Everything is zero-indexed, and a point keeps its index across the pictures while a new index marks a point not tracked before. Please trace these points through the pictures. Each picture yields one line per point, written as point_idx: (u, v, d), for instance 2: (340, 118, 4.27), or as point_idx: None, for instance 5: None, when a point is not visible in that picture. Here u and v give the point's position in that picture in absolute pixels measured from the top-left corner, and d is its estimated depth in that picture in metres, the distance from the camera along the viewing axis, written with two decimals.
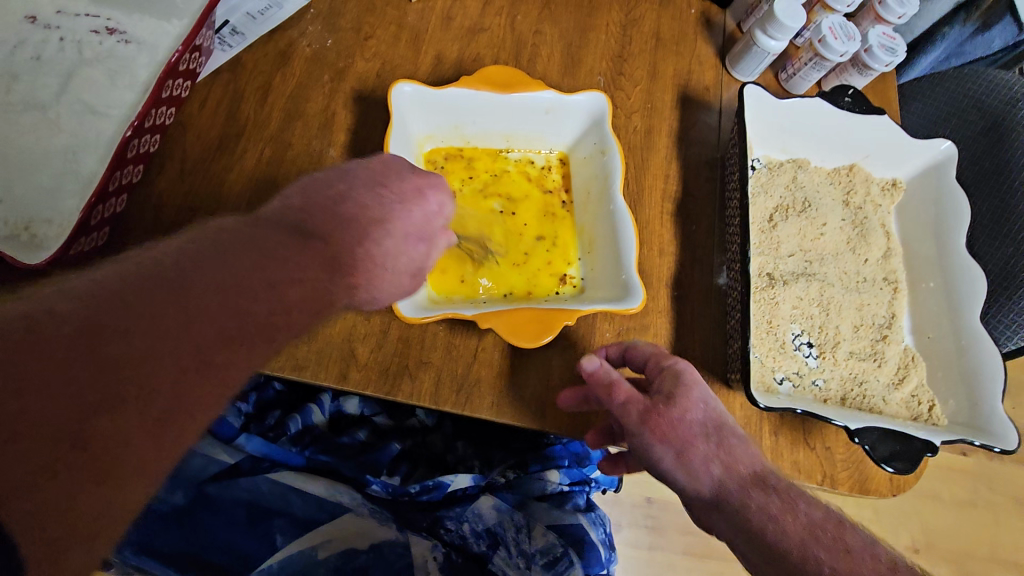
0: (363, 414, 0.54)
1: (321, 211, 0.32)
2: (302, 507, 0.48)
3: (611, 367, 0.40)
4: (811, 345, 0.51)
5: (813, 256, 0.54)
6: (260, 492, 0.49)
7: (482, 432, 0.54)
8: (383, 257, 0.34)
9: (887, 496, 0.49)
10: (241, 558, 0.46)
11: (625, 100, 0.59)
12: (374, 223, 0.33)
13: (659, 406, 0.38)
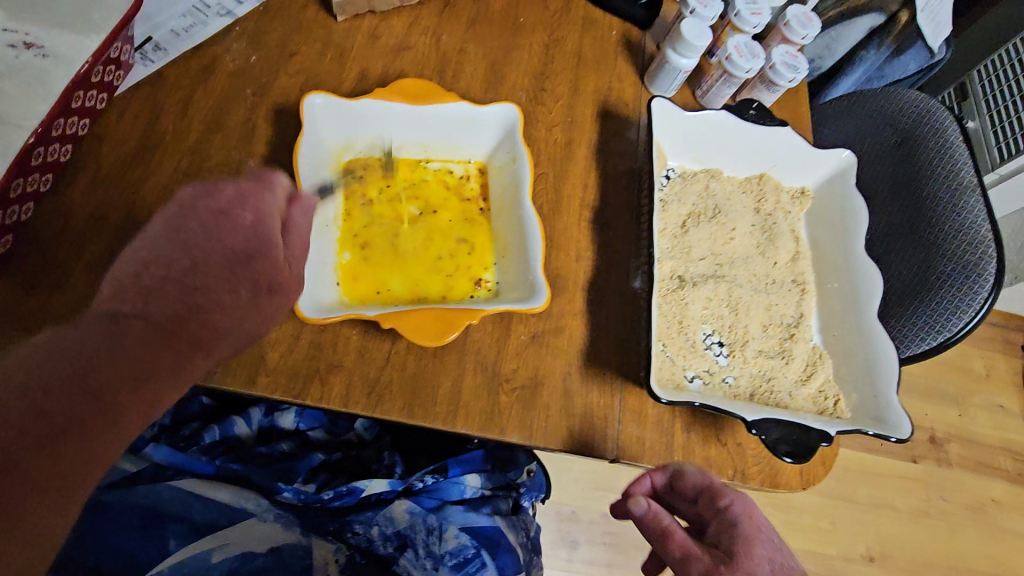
0: (297, 428, 0.56)
1: (169, 274, 0.33)
2: (201, 511, 0.45)
3: (657, 511, 0.42)
4: (721, 344, 0.53)
5: (723, 260, 0.56)
6: (160, 498, 0.45)
7: (411, 442, 0.56)
8: (241, 288, 0.35)
9: (797, 490, 0.50)
10: (127, 562, 0.42)
11: (545, 113, 0.61)
12: (226, 264, 0.35)
13: (722, 566, 0.39)
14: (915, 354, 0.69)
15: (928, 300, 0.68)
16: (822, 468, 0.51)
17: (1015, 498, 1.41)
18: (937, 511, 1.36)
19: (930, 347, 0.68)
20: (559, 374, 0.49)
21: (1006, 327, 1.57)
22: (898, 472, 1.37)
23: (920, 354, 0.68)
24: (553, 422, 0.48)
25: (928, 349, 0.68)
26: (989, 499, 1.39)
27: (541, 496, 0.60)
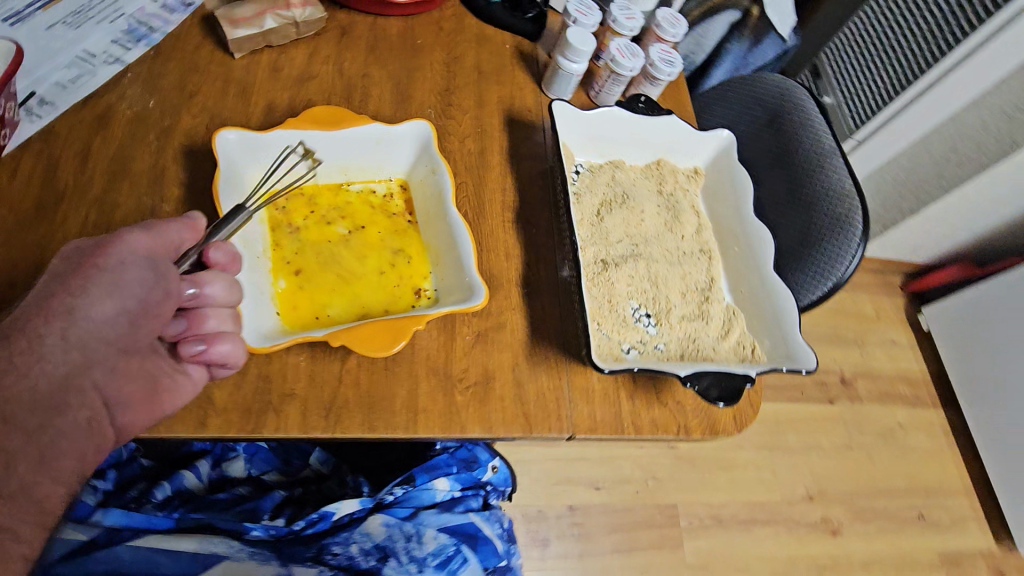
0: (250, 475, 0.58)
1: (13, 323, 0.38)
2: (171, 565, 0.41)
3: None
4: (649, 315, 0.58)
5: (637, 240, 0.62)
6: (120, 561, 0.41)
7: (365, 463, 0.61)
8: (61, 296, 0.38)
9: (734, 434, 0.55)
10: None
11: (456, 126, 0.65)
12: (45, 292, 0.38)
13: None
14: (816, 300, 0.77)
15: (818, 250, 0.78)
16: (750, 408, 0.57)
17: (916, 419, 1.60)
18: (857, 442, 1.52)
19: (827, 290, 0.76)
20: (507, 366, 0.52)
21: (884, 271, 1.81)
22: (819, 414, 1.53)
23: (820, 298, 0.76)
24: (509, 411, 0.50)
25: (826, 292, 0.76)
26: (896, 423, 1.58)
27: (510, 487, 0.62)
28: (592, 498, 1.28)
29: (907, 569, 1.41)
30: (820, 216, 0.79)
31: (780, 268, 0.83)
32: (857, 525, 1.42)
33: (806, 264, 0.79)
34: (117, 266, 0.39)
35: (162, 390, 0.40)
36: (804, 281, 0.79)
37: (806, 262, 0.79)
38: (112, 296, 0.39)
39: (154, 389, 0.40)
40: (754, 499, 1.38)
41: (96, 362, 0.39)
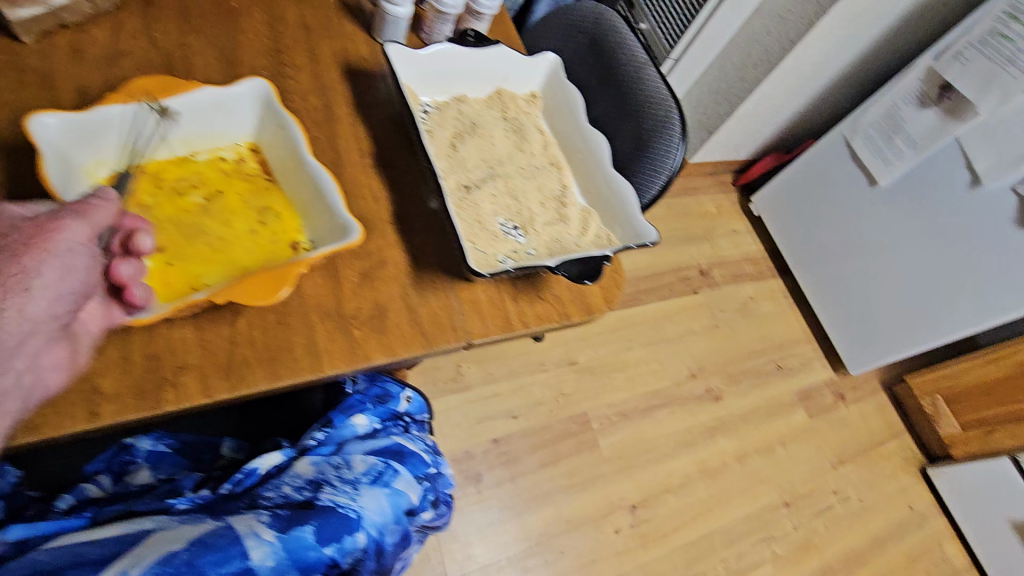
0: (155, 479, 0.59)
1: None
2: (97, 549, 0.39)
3: None
4: (516, 227, 0.64)
5: (492, 162, 0.68)
6: (37, 562, 0.38)
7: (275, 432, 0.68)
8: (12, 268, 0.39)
9: (605, 310, 0.65)
10: None
11: (295, 85, 0.65)
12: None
13: None
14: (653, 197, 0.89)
15: (648, 155, 0.90)
16: (619, 290, 0.67)
17: (763, 290, 1.95)
18: (721, 320, 1.81)
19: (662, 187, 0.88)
20: (397, 297, 0.56)
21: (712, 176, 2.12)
22: (689, 303, 1.79)
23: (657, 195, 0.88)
24: (407, 333, 0.55)
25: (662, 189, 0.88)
26: (748, 297, 1.91)
27: (427, 414, 0.67)
28: (511, 426, 1.37)
29: (775, 411, 1.70)
30: (645, 121, 0.92)
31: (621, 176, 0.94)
32: (732, 388, 1.68)
33: (641, 169, 0.91)
34: (66, 253, 0.41)
35: (82, 354, 0.42)
36: (642, 184, 0.91)
37: (640, 166, 0.91)
38: (63, 277, 0.40)
39: (76, 352, 0.42)
40: (650, 390, 1.57)
41: (39, 333, 0.40)
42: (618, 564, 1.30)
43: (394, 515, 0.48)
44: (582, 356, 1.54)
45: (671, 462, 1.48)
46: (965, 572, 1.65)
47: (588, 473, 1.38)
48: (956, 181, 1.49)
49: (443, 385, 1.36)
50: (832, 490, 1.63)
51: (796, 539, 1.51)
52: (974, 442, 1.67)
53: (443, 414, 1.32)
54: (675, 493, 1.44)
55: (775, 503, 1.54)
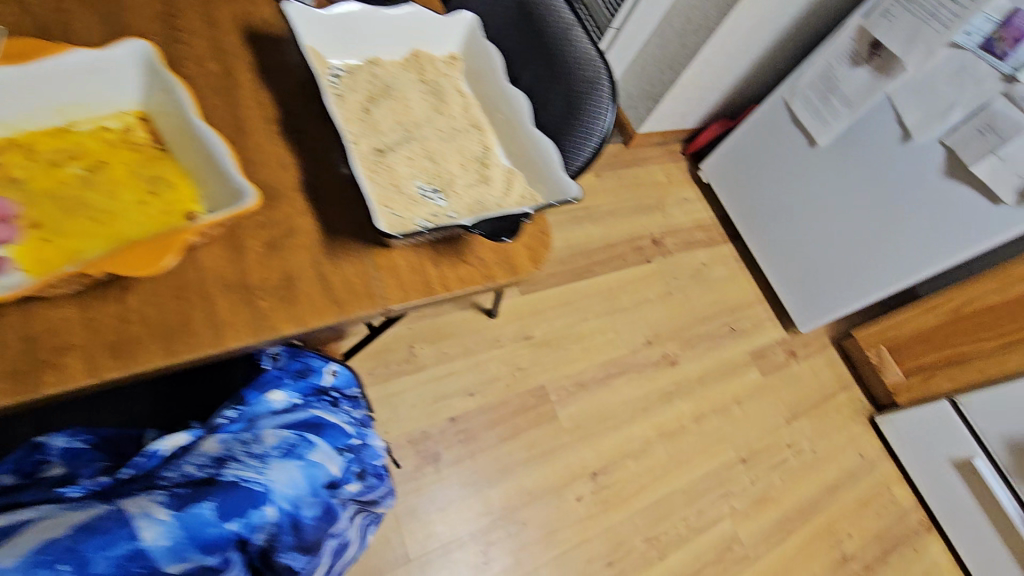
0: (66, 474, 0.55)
1: None
2: None
3: None
4: (435, 190, 0.62)
5: (408, 125, 0.65)
6: None
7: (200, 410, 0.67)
8: None
9: (532, 271, 0.64)
10: None
11: (190, 51, 0.61)
12: None
13: None
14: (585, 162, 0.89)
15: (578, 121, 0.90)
16: (547, 250, 0.66)
17: (714, 255, 1.98)
18: (674, 287, 1.83)
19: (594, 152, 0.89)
20: (308, 265, 0.54)
21: (659, 146, 2.14)
22: (643, 272, 1.81)
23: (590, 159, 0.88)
24: (319, 302, 0.53)
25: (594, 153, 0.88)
26: (700, 263, 1.94)
27: (353, 388, 0.65)
28: (468, 403, 1.36)
29: (730, 372, 1.74)
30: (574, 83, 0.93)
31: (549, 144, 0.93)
32: (688, 352, 1.71)
33: (571, 135, 0.91)
34: None
35: None
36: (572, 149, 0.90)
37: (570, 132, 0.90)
38: None
39: None
40: (607, 359, 1.58)
41: None
42: (581, 531, 1.32)
43: (310, 487, 0.47)
44: (537, 330, 1.54)
45: (630, 428, 1.50)
46: (912, 512, 1.73)
47: (548, 444, 1.39)
48: (889, 136, 1.52)
49: (397, 366, 1.34)
50: (786, 444, 1.69)
51: (753, 493, 1.55)
52: (916, 387, 1.74)
53: (398, 395, 1.31)
54: (635, 458, 1.46)
55: (731, 460, 1.58)
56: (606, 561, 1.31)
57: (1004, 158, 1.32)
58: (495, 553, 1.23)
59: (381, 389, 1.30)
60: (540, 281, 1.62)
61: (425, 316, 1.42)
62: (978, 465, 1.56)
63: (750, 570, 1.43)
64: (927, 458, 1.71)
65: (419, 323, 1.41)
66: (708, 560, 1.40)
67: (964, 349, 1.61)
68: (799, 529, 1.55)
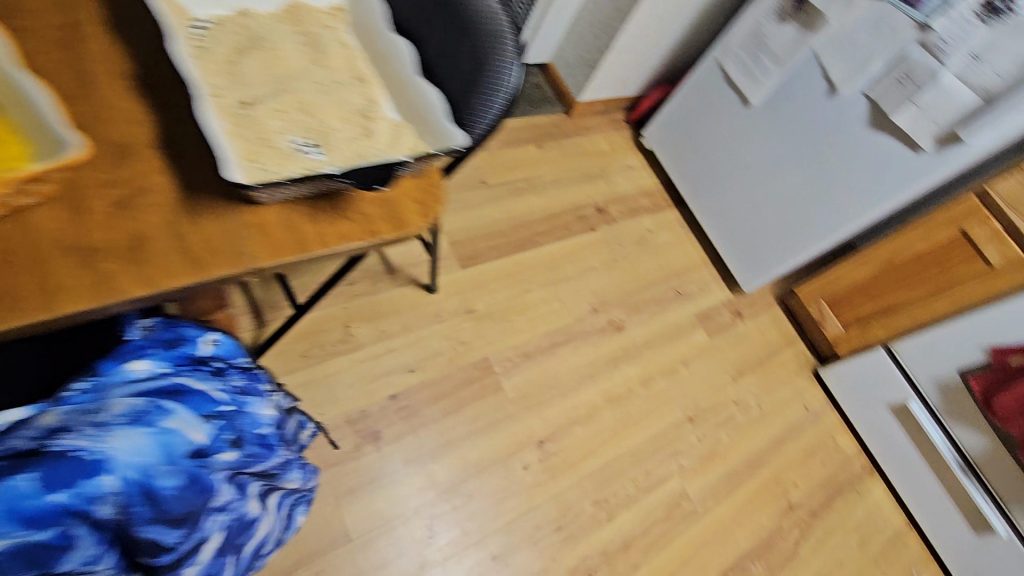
0: None
1: None
2: None
3: None
4: (311, 144, 0.59)
5: (281, 77, 0.62)
6: None
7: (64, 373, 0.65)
8: None
9: (423, 226, 0.62)
10: None
11: (27, 4, 0.56)
12: None
13: None
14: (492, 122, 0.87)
15: (479, 82, 0.88)
16: (440, 206, 0.64)
17: (659, 221, 1.99)
18: (620, 254, 1.83)
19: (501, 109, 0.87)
20: (162, 224, 0.50)
21: (601, 115, 2.13)
22: (587, 241, 1.80)
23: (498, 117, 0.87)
24: (173, 261, 0.49)
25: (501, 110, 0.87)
26: (645, 229, 1.94)
27: (236, 357, 0.66)
28: (409, 380, 1.34)
29: (676, 334, 1.76)
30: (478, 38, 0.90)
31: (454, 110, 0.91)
32: (634, 317, 1.72)
33: (473, 97, 0.89)
34: None
35: None
36: (478, 110, 0.88)
37: (472, 93, 0.88)
38: None
39: None
40: (552, 328, 1.57)
41: None
42: (528, 498, 1.32)
43: (159, 452, 0.48)
44: (479, 304, 1.52)
45: (576, 396, 1.50)
46: (855, 459, 1.79)
47: (492, 416, 1.38)
48: (816, 90, 1.54)
49: (332, 347, 1.30)
50: (733, 401, 1.72)
51: (701, 451, 1.58)
52: (854, 338, 1.80)
53: (334, 376, 1.27)
54: (582, 424, 1.47)
55: (679, 420, 1.60)
56: (554, 526, 1.31)
57: (922, 107, 1.35)
58: (441, 527, 1.22)
59: (316, 371, 1.26)
60: (481, 254, 1.60)
61: (360, 295, 1.39)
62: (912, 407, 1.62)
63: (698, 525, 1.46)
64: (866, 405, 1.77)
65: (354, 302, 1.37)
66: (656, 518, 1.42)
67: (897, 298, 1.66)
68: (746, 482, 1.59)
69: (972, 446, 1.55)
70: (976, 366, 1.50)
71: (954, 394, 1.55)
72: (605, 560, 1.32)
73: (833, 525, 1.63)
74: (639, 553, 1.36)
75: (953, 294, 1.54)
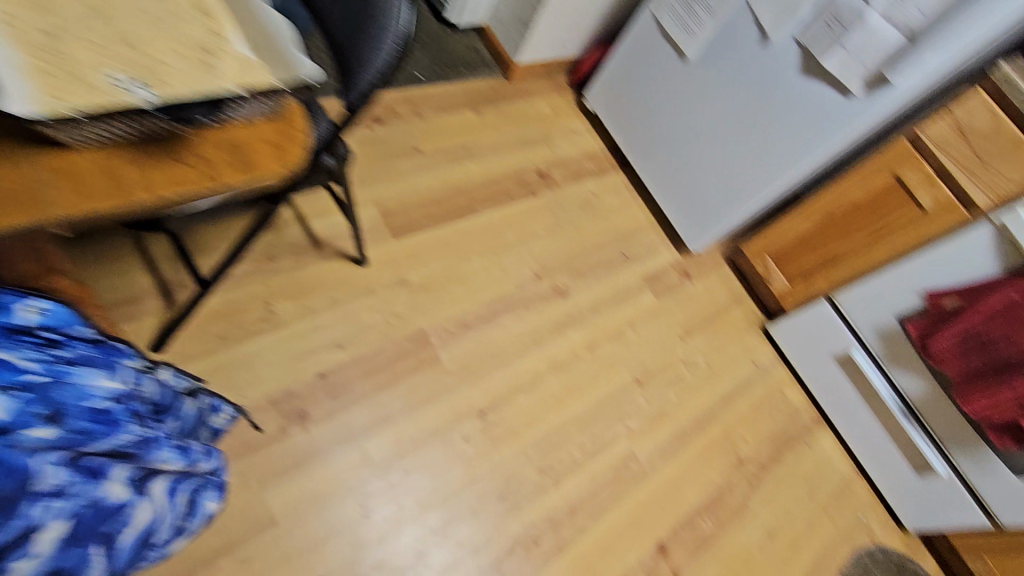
0: None
1: None
2: None
3: None
4: (136, 80, 0.53)
5: (103, 9, 0.55)
6: None
7: None
8: None
9: (278, 169, 0.59)
10: None
11: None
12: None
13: None
14: (387, 65, 0.80)
15: (376, 28, 0.82)
16: (298, 149, 0.61)
17: (605, 184, 1.95)
18: (563, 219, 1.78)
19: (396, 51, 0.80)
20: None
21: (541, 77, 2.06)
22: (529, 206, 1.74)
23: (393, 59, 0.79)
24: None
25: (397, 52, 0.80)
26: (590, 192, 1.89)
27: (64, 322, 0.67)
28: (339, 357, 1.28)
29: (623, 297, 1.73)
30: None
31: (355, 62, 0.84)
32: (579, 282, 1.68)
33: (371, 44, 0.82)
34: None
35: None
36: (374, 55, 0.81)
37: (370, 41, 0.82)
38: None
39: None
40: (493, 296, 1.52)
41: None
42: (470, 470, 1.29)
43: None
44: (414, 275, 1.45)
45: (519, 364, 1.46)
46: (804, 411, 1.81)
47: (430, 390, 1.33)
48: (749, 39, 1.50)
49: (252, 326, 1.23)
50: (682, 361, 1.70)
51: (649, 412, 1.56)
52: (799, 292, 1.80)
53: (255, 356, 1.21)
54: (525, 392, 1.43)
55: (627, 382, 1.58)
56: (498, 496, 1.29)
57: (851, 49, 1.33)
58: (375, 506, 1.17)
59: (235, 352, 1.19)
60: (416, 224, 1.53)
61: (282, 271, 1.31)
62: (855, 356, 1.64)
63: (647, 485, 1.45)
64: (812, 358, 1.78)
65: (276, 279, 1.30)
66: (604, 481, 1.40)
67: (837, 249, 1.66)
68: (695, 440, 1.58)
69: (911, 389, 1.57)
70: (913, 311, 1.51)
71: (893, 339, 1.56)
72: (551, 526, 1.30)
73: (783, 476, 1.65)
74: (586, 517, 1.34)
75: (888, 241, 1.55)
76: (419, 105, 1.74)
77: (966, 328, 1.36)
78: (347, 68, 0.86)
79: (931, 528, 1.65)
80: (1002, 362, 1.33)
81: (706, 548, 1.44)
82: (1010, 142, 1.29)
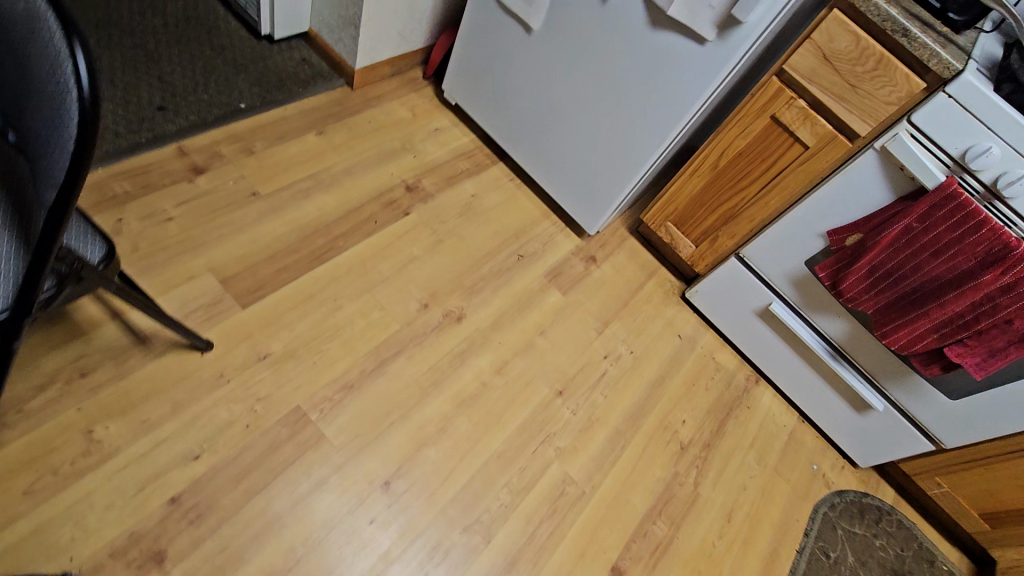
0: None
1: None
2: None
3: None
4: None
5: None
6: None
7: None
8: None
9: None
10: None
11: None
12: None
13: None
14: (73, 156, 0.58)
15: (50, 102, 0.60)
16: None
17: (484, 183, 1.77)
18: (444, 233, 1.60)
19: (78, 134, 0.58)
20: None
21: (390, 79, 1.85)
22: (402, 228, 1.55)
23: (75, 144, 0.58)
24: None
25: (77, 134, 0.58)
26: (470, 195, 1.72)
27: None
28: (194, 471, 1.06)
29: (527, 303, 1.58)
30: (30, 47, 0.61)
31: (42, 154, 0.63)
32: (473, 301, 1.51)
33: (52, 128, 0.61)
34: None
35: None
36: (59, 146, 0.60)
37: (50, 125, 0.61)
38: None
39: None
40: (378, 343, 1.34)
41: None
42: (384, 557, 1.11)
43: None
44: (274, 345, 1.24)
45: (419, 414, 1.28)
46: (738, 372, 1.74)
47: (318, 477, 1.13)
48: None
49: (70, 467, 1.00)
50: (603, 356, 1.58)
51: (577, 423, 1.43)
52: (708, 254, 1.69)
53: (81, 503, 0.98)
54: (434, 443, 1.26)
55: (547, 397, 1.43)
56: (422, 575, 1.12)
57: None
58: None
59: (51, 507, 0.96)
60: (267, 283, 1.31)
61: (101, 385, 1.08)
62: (775, 310, 1.57)
63: (590, 507, 1.32)
64: (736, 318, 1.70)
65: (94, 398, 1.06)
66: (540, 518, 1.27)
67: (733, 204, 1.56)
68: (632, 439, 1.46)
69: (834, 332, 1.52)
70: (820, 253, 1.44)
71: (807, 285, 1.50)
72: None
73: (730, 449, 1.56)
74: (527, 566, 1.20)
75: (782, 185, 1.45)
76: (248, 142, 1.51)
77: (871, 263, 1.30)
78: (38, 162, 0.64)
79: (881, 462, 1.62)
80: (913, 291, 1.27)
81: (663, 555, 1.34)
82: (876, 62, 1.19)
